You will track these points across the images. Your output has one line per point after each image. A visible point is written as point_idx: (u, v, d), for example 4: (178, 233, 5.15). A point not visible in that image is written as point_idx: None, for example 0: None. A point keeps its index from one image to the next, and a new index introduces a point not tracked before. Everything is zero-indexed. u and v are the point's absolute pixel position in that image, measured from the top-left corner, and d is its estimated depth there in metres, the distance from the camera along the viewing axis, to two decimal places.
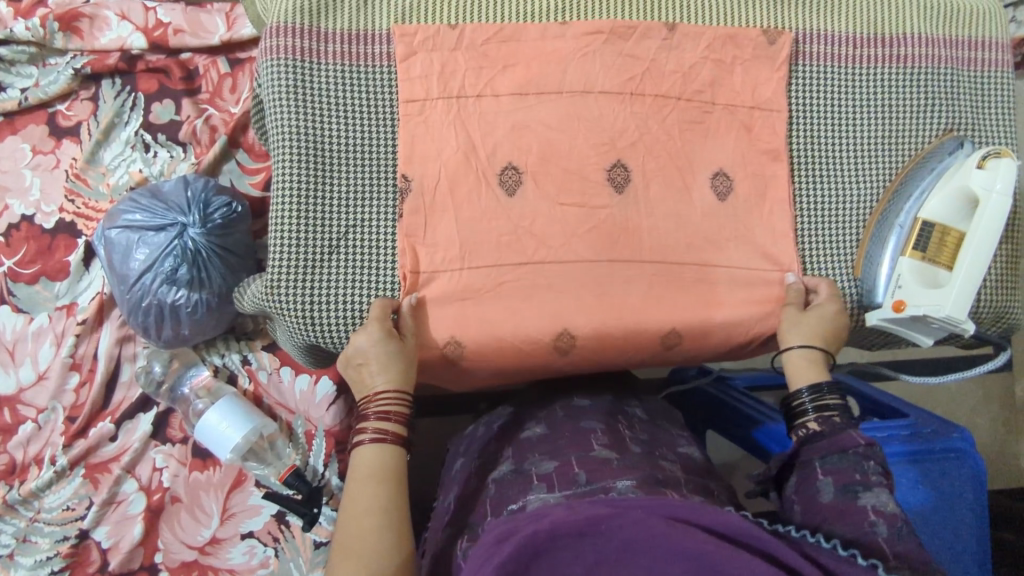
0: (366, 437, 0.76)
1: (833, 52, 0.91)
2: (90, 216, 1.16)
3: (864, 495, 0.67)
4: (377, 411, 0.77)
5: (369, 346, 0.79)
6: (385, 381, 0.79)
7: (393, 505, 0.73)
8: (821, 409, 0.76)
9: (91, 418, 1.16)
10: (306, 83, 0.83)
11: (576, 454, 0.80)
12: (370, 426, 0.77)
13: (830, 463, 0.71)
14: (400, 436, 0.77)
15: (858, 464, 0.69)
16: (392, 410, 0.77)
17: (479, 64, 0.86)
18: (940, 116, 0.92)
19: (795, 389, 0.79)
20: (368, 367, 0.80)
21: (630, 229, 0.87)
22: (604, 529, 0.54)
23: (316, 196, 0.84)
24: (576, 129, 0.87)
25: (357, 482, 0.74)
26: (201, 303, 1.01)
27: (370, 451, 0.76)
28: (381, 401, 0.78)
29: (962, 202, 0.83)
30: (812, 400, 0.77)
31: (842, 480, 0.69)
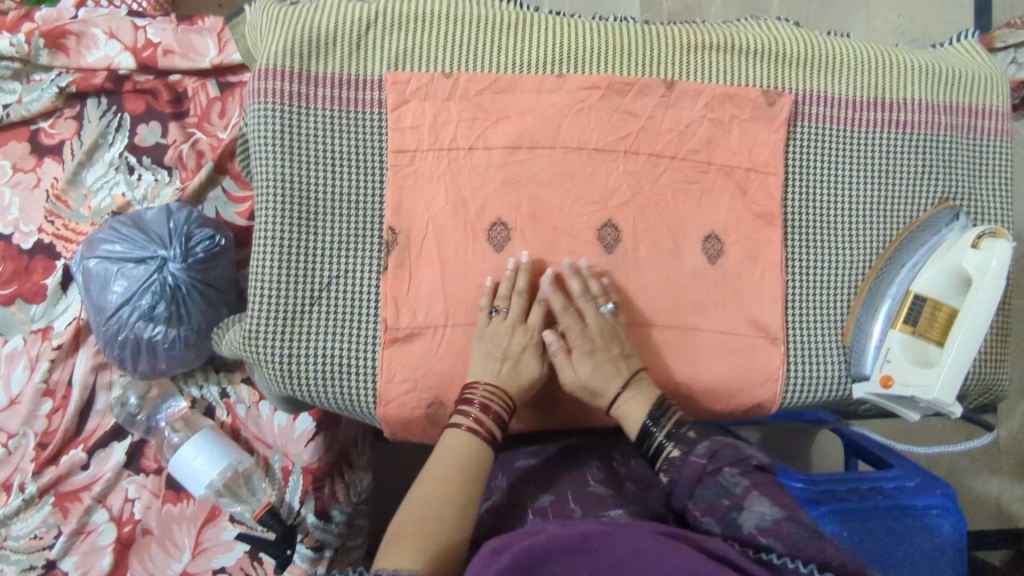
0: (463, 423, 0.76)
1: (832, 115, 0.90)
2: (69, 238, 1.12)
3: (745, 517, 0.64)
4: (483, 396, 0.78)
5: (521, 351, 0.81)
6: (494, 378, 0.79)
7: (469, 499, 0.71)
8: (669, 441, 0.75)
9: (63, 445, 1.13)
10: (293, 128, 0.81)
11: (572, 489, 0.82)
12: (472, 411, 0.77)
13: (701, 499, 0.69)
14: (494, 433, 0.77)
15: (720, 487, 0.68)
16: (495, 404, 0.78)
17: (472, 115, 0.84)
18: (935, 184, 0.91)
19: (642, 429, 0.78)
20: (503, 366, 0.80)
21: (618, 291, 0.87)
22: (595, 546, 0.54)
23: (301, 244, 0.82)
24: (568, 187, 0.86)
25: (442, 467, 0.73)
26: (179, 339, 0.98)
27: (461, 437, 0.76)
28: (490, 387, 0.78)
29: (955, 278, 0.82)
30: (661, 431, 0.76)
31: (719, 513, 0.66)
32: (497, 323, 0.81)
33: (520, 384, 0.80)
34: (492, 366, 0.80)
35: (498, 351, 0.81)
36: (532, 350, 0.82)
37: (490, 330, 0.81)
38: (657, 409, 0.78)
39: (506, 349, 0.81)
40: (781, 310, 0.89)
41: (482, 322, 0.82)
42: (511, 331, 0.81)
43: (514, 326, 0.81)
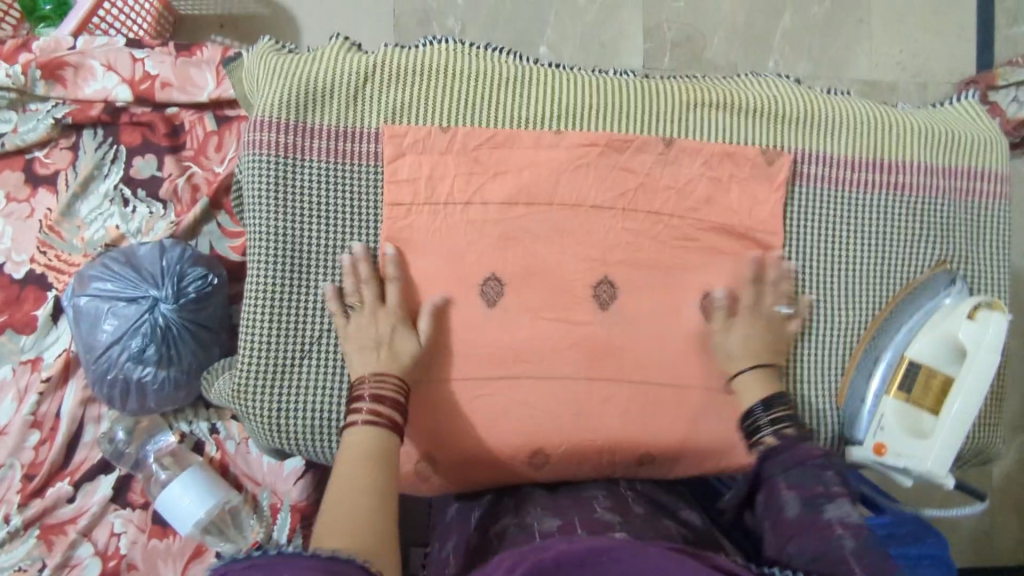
0: (360, 418, 0.73)
1: (829, 174, 0.90)
2: (62, 269, 1.12)
3: (830, 507, 0.69)
4: (371, 389, 0.74)
5: (392, 334, 0.79)
6: (376, 366, 0.76)
7: (383, 489, 0.67)
8: (775, 422, 0.79)
9: (50, 477, 1.12)
10: (289, 180, 0.80)
11: (580, 515, 0.77)
12: (363, 406, 0.74)
13: (793, 478, 0.72)
14: (394, 420, 0.74)
15: (819, 476, 0.72)
16: (387, 392, 0.74)
17: (469, 170, 0.83)
18: (930, 245, 0.92)
19: (749, 408, 0.82)
20: (380, 354, 0.77)
21: (612, 347, 0.86)
22: (606, 560, 0.55)
23: (293, 296, 0.81)
24: (564, 243, 0.85)
25: (347, 465, 0.69)
26: (169, 380, 0.98)
27: (359, 433, 0.72)
28: (377, 378, 0.75)
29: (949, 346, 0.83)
30: (767, 416, 0.80)
31: (805, 494, 0.70)
32: (360, 315, 0.79)
33: (402, 371, 0.77)
34: (370, 357, 0.77)
35: (370, 341, 0.78)
36: (404, 329, 0.80)
37: (357, 323, 0.79)
38: (771, 398, 0.82)
39: (377, 336, 0.78)
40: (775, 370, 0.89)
41: (341, 321, 0.80)
42: (373, 319, 0.79)
43: (376, 312, 0.79)
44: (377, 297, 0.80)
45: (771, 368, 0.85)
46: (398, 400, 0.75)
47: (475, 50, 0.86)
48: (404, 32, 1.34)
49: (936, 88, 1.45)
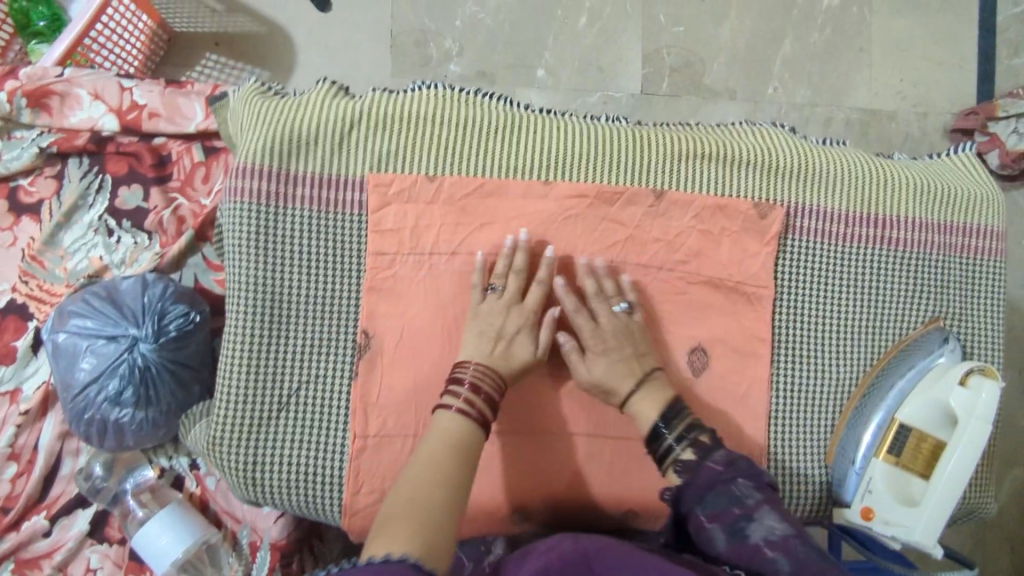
0: (452, 405, 0.71)
1: (822, 228, 0.89)
2: (42, 298, 1.09)
3: (754, 528, 0.65)
4: (474, 376, 0.74)
5: (516, 331, 0.78)
6: (486, 358, 0.76)
7: (457, 483, 0.65)
8: (680, 442, 0.74)
9: (27, 510, 1.10)
10: (271, 229, 0.79)
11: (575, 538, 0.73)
12: (462, 390, 0.72)
13: (709, 504, 0.69)
14: (484, 415, 0.72)
15: (733, 496, 0.68)
16: (485, 386, 0.73)
17: (456, 220, 0.82)
18: (922, 301, 0.91)
19: (653, 431, 0.76)
20: (496, 347, 0.77)
21: (598, 405, 0.84)
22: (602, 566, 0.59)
23: (273, 347, 0.79)
24: (551, 295, 0.84)
25: (428, 452, 0.68)
26: (148, 421, 0.96)
27: (452, 419, 0.71)
28: (483, 368, 0.74)
29: (939, 409, 0.81)
30: (671, 433, 0.75)
31: (726, 520, 0.66)
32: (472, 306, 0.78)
33: (512, 372, 0.77)
34: (485, 348, 0.76)
35: (490, 330, 0.77)
36: (529, 334, 0.79)
37: (484, 311, 0.78)
38: (667, 412, 0.77)
39: (497, 327, 0.78)
40: (765, 428, 0.87)
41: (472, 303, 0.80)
42: (506, 310, 0.79)
43: (511, 304, 0.79)
44: (516, 294, 0.80)
45: (656, 375, 0.80)
46: (493, 396, 0.74)
47: (464, 96, 0.86)
48: (398, 49, 1.30)
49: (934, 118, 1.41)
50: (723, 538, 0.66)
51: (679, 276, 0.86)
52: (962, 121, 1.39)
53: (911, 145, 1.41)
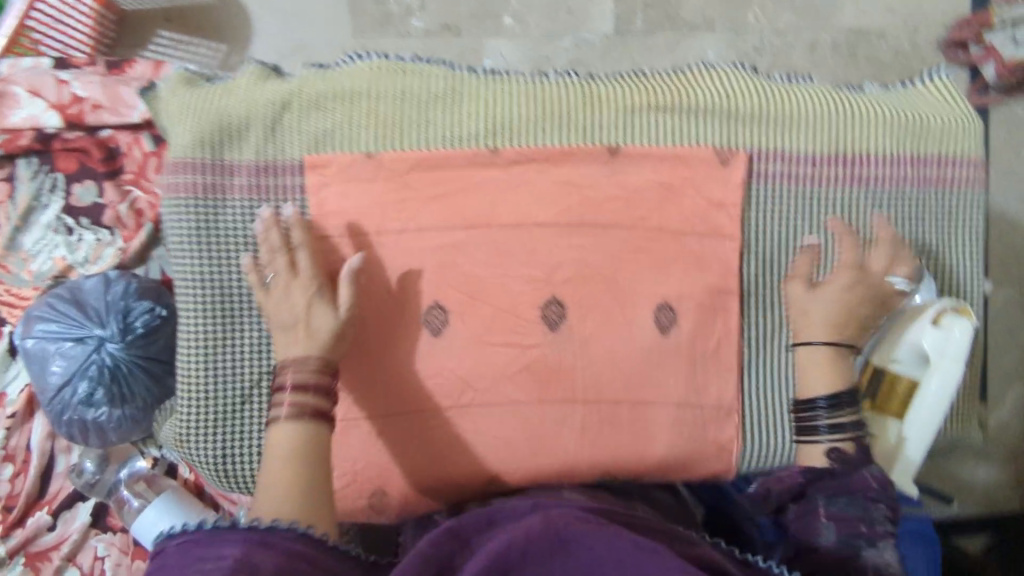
0: (282, 414, 0.70)
1: (788, 172, 0.86)
2: (13, 303, 1.09)
3: (867, 548, 0.68)
4: (294, 377, 0.71)
5: (308, 309, 0.74)
6: (301, 351, 0.72)
7: (311, 467, 0.67)
8: (834, 430, 0.79)
9: (29, 507, 1.13)
10: (214, 222, 0.77)
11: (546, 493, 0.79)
12: (286, 400, 0.71)
13: (836, 505, 0.71)
14: (321, 407, 0.71)
15: (868, 513, 0.70)
16: (311, 375, 0.71)
17: (400, 196, 0.79)
18: (896, 240, 0.88)
19: (812, 400, 0.82)
20: (298, 334, 0.73)
21: (565, 369, 0.83)
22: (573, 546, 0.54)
23: (230, 341, 0.79)
24: (508, 265, 0.81)
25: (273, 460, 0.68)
26: (126, 418, 0.97)
27: (283, 429, 0.69)
28: (297, 360, 0.72)
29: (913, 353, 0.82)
30: (827, 415, 0.80)
31: (844, 529, 0.69)
32: (280, 287, 0.75)
33: (324, 351, 0.73)
34: (288, 340, 0.73)
35: (286, 320, 0.74)
36: (322, 302, 0.74)
37: (275, 298, 0.74)
38: (839, 392, 0.81)
39: (293, 314, 0.74)
40: (737, 378, 0.86)
41: (260, 295, 0.75)
42: (288, 290, 0.74)
43: (288, 284, 0.75)
44: (292, 267, 0.75)
45: (849, 348, 0.83)
46: (323, 384, 0.72)
47: (403, 65, 0.82)
48: (356, 6, 1.23)
49: (928, 31, 1.31)
50: (831, 542, 0.69)
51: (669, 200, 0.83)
52: (956, 33, 1.29)
53: (903, 64, 1.32)
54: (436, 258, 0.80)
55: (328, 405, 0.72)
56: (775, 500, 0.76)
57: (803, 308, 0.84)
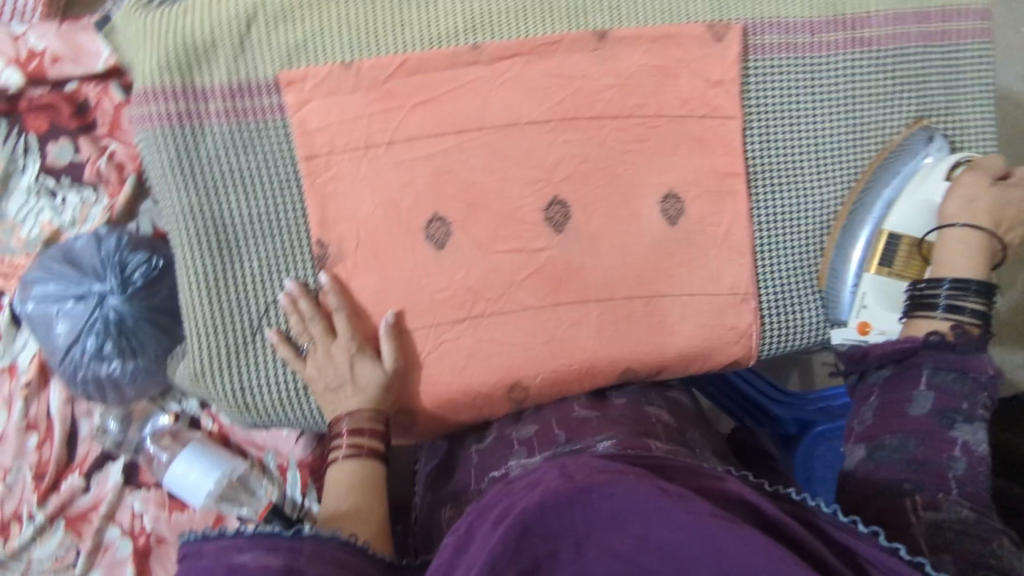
0: (342, 452, 0.75)
1: (786, 41, 0.81)
2: (7, 274, 1.05)
3: (960, 425, 0.66)
4: (349, 424, 0.76)
5: (351, 368, 0.76)
6: (356, 404, 0.77)
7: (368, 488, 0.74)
8: (952, 311, 0.72)
9: (61, 473, 1.15)
10: (195, 153, 0.74)
11: (556, 416, 0.82)
12: (343, 441, 0.76)
13: (939, 377, 0.69)
14: (376, 449, 0.76)
15: (970, 393, 0.68)
16: (365, 425, 0.76)
17: (385, 106, 0.76)
18: (905, 102, 0.84)
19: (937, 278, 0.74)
20: (346, 392, 0.77)
21: (573, 270, 0.81)
22: (594, 497, 0.52)
23: (228, 276, 0.77)
24: (505, 169, 0.79)
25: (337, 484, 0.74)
26: (140, 370, 0.96)
27: (345, 468, 0.75)
28: (351, 414, 0.76)
29: (927, 214, 0.79)
30: (950, 295, 0.73)
31: (942, 401, 0.68)
32: (317, 353, 0.77)
33: (374, 402, 0.77)
34: (330, 399, 0.78)
35: (332, 381, 0.77)
36: (365, 357, 0.77)
37: (317, 361, 0.77)
38: (969, 278, 0.73)
39: (338, 375, 0.77)
40: (750, 261, 0.84)
41: (297, 365, 0.78)
42: (330, 357, 0.77)
43: (329, 349, 0.77)
44: (327, 331, 0.77)
45: (990, 243, 0.75)
46: (376, 428, 0.77)
47: None
48: None
49: None
50: (923, 414, 0.68)
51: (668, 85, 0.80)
52: None
53: None
54: (430, 169, 0.78)
55: (382, 447, 0.77)
56: (874, 360, 0.74)
57: (967, 194, 0.76)
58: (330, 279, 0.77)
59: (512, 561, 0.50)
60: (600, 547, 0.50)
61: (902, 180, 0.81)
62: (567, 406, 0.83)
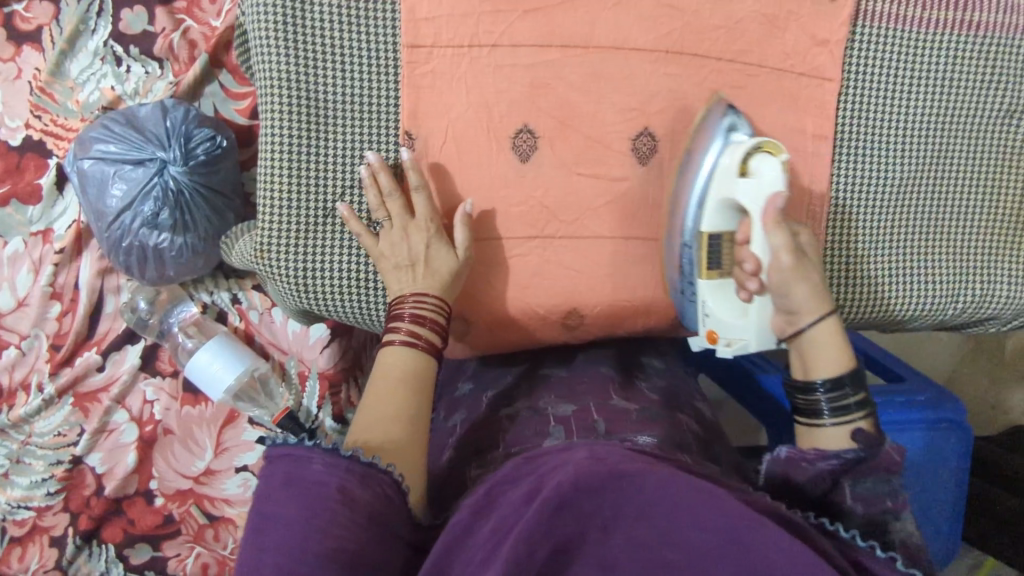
0: (398, 338, 0.72)
1: (896, 13, 0.82)
2: (59, 135, 1.06)
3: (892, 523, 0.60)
4: (410, 310, 0.73)
5: (426, 252, 0.75)
6: (424, 288, 0.74)
7: (409, 405, 0.69)
8: (839, 413, 0.65)
9: (77, 346, 1.13)
10: (300, 21, 0.74)
11: (593, 400, 0.80)
12: (402, 325, 0.73)
13: (863, 487, 0.61)
14: (432, 343, 0.73)
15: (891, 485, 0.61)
16: (427, 312, 0.73)
17: (497, 7, 0.75)
18: (995, 94, 0.85)
19: (810, 382, 0.67)
20: (415, 273, 0.75)
21: (648, 206, 0.82)
22: (628, 486, 0.47)
23: (312, 152, 0.77)
24: (602, 92, 0.79)
25: (377, 391, 0.69)
26: (187, 248, 0.94)
27: (397, 355, 0.72)
28: (416, 300, 0.73)
29: (730, 211, 0.75)
30: (831, 400, 0.66)
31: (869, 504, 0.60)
32: (390, 231, 0.76)
33: (443, 291, 0.75)
34: (401, 277, 0.75)
35: (404, 259, 0.75)
36: (441, 243, 0.76)
37: (391, 239, 0.75)
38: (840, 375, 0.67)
39: (411, 254, 0.75)
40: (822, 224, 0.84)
41: (368, 241, 0.75)
42: (405, 233, 0.75)
43: (406, 226, 0.75)
44: (405, 209, 0.76)
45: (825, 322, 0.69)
46: (438, 320, 0.74)
47: None
48: None
49: None
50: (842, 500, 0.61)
51: (774, 38, 0.80)
52: None
53: None
54: (528, 80, 0.77)
55: (439, 342, 0.74)
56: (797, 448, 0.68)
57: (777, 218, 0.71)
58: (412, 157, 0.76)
59: (545, 536, 0.47)
60: (627, 534, 0.47)
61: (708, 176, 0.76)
62: (602, 394, 0.82)
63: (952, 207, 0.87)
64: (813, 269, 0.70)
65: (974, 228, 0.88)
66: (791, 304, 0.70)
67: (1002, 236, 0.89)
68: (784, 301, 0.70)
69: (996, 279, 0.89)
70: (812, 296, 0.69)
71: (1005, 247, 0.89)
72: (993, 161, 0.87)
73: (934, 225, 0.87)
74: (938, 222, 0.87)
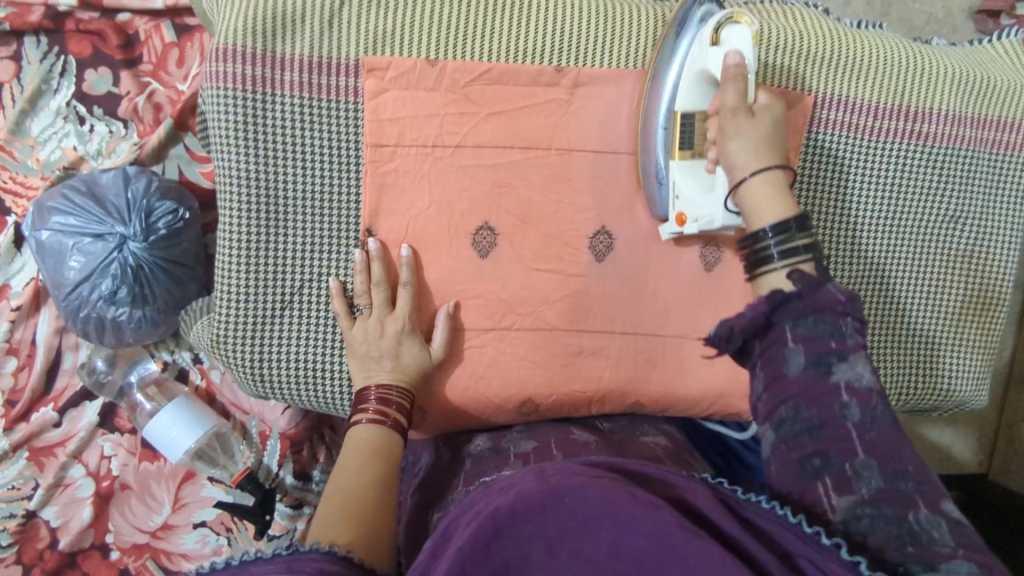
0: (363, 418, 0.73)
1: (848, 121, 0.84)
2: (17, 192, 1.03)
3: (839, 368, 0.55)
4: (377, 392, 0.74)
5: (398, 345, 0.76)
6: (391, 374, 0.76)
7: (387, 484, 0.68)
8: (788, 255, 0.62)
9: (34, 402, 1.11)
10: (259, 118, 0.74)
11: (556, 438, 0.78)
12: (369, 408, 0.74)
13: (803, 328, 0.57)
14: (400, 421, 0.74)
15: (835, 328, 0.56)
16: (394, 397, 0.74)
17: (460, 109, 0.78)
18: (943, 200, 0.89)
19: (757, 231, 0.65)
20: (385, 365, 0.76)
21: (606, 299, 0.83)
22: (568, 501, 0.45)
23: (271, 246, 0.77)
24: (561, 191, 0.81)
25: (349, 461, 0.69)
26: (146, 319, 0.94)
27: (367, 430, 0.72)
28: (384, 386, 0.75)
29: (703, 85, 0.74)
30: (779, 245, 0.63)
31: (813, 351, 0.56)
32: (366, 320, 0.76)
33: (410, 384, 0.77)
34: (375, 366, 0.76)
35: (375, 349, 0.76)
36: (414, 340, 0.77)
37: (361, 331, 0.76)
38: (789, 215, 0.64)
39: (382, 348, 0.76)
40: None
41: (345, 321, 0.77)
42: (381, 326, 0.76)
43: (383, 318, 0.76)
44: (387, 302, 0.77)
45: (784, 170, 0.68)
46: (404, 405, 0.75)
47: None
48: None
49: None
50: (801, 370, 0.55)
51: None
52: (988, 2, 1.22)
53: (931, 29, 1.24)
54: (489, 180, 0.79)
55: (405, 422, 0.75)
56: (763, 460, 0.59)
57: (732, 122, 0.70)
58: (378, 245, 0.77)
59: (481, 563, 0.44)
60: (573, 552, 0.44)
61: (682, 57, 0.75)
62: (565, 431, 0.80)
63: (901, 307, 0.89)
64: (764, 124, 0.69)
65: (922, 328, 0.90)
66: (728, 160, 0.69)
67: (949, 333, 0.91)
68: (725, 161, 0.70)
69: (939, 375, 0.91)
70: (755, 148, 0.68)
71: (952, 345, 0.91)
72: (941, 262, 0.90)
73: (883, 324, 0.89)
74: (886, 321, 0.89)
